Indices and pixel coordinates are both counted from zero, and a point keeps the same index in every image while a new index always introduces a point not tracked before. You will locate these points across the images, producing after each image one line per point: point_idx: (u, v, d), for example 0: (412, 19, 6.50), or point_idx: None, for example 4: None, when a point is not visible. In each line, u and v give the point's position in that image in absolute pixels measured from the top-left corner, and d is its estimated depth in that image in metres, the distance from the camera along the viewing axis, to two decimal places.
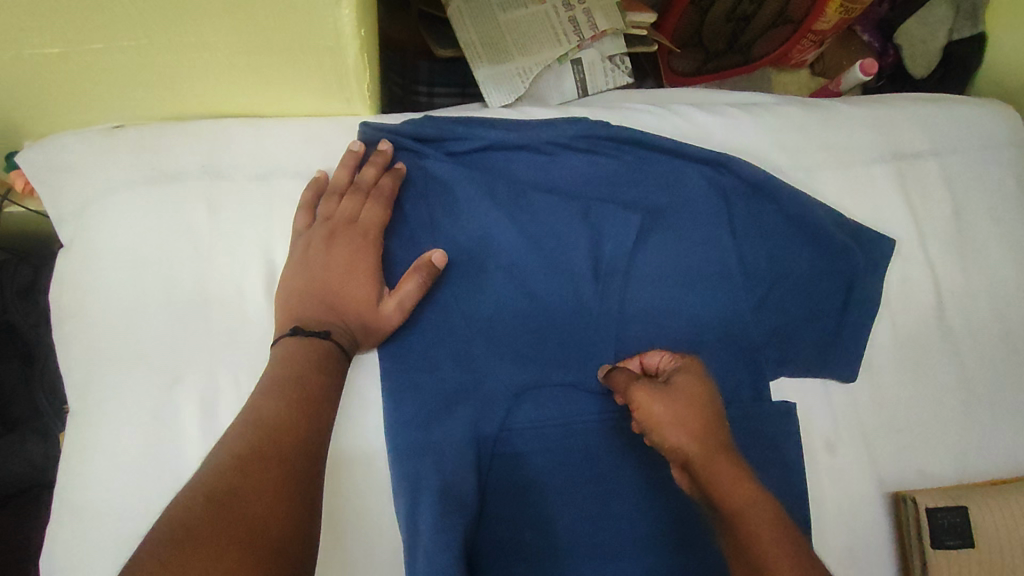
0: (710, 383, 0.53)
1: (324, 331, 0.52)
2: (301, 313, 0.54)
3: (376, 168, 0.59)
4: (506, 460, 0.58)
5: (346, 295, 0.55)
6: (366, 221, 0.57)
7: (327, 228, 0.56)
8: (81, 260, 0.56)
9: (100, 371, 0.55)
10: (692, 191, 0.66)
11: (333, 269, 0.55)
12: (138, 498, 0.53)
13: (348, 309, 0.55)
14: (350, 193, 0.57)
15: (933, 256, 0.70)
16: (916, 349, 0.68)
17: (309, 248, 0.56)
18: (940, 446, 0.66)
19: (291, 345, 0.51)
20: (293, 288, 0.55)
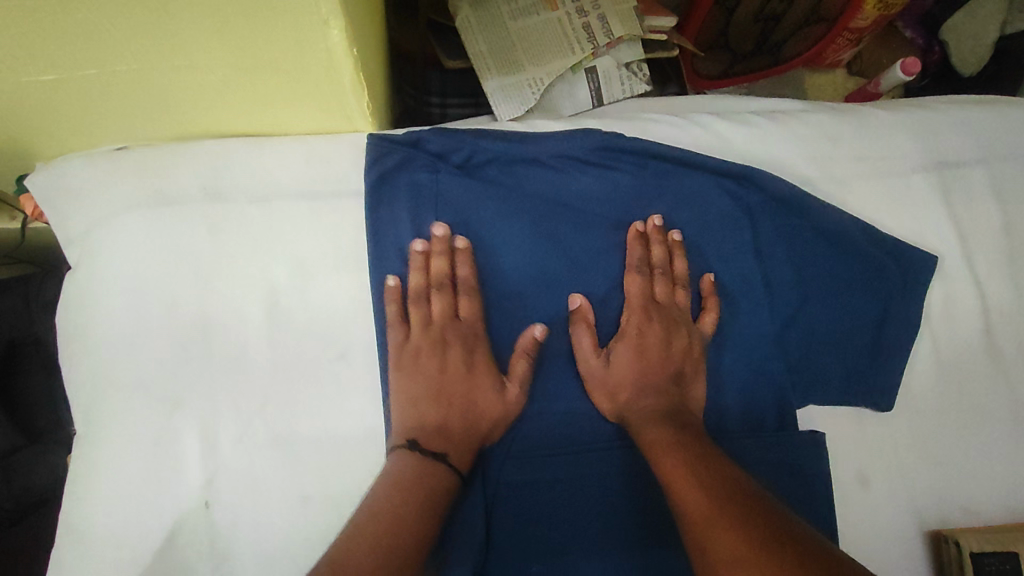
0: (661, 364, 0.58)
1: (442, 453, 0.52)
2: (419, 424, 0.53)
3: (444, 258, 0.57)
4: (512, 499, 0.55)
5: (466, 413, 0.54)
6: (467, 318, 0.57)
7: (430, 338, 0.56)
8: (83, 284, 0.56)
9: (101, 400, 0.54)
10: (712, 208, 0.62)
11: (454, 390, 0.55)
12: (137, 527, 0.52)
13: (476, 412, 0.55)
14: (437, 292, 0.56)
15: (980, 273, 0.65)
16: (959, 374, 0.63)
17: (415, 357, 0.55)
18: (987, 481, 0.61)
19: (416, 464, 0.50)
20: (408, 408, 0.54)
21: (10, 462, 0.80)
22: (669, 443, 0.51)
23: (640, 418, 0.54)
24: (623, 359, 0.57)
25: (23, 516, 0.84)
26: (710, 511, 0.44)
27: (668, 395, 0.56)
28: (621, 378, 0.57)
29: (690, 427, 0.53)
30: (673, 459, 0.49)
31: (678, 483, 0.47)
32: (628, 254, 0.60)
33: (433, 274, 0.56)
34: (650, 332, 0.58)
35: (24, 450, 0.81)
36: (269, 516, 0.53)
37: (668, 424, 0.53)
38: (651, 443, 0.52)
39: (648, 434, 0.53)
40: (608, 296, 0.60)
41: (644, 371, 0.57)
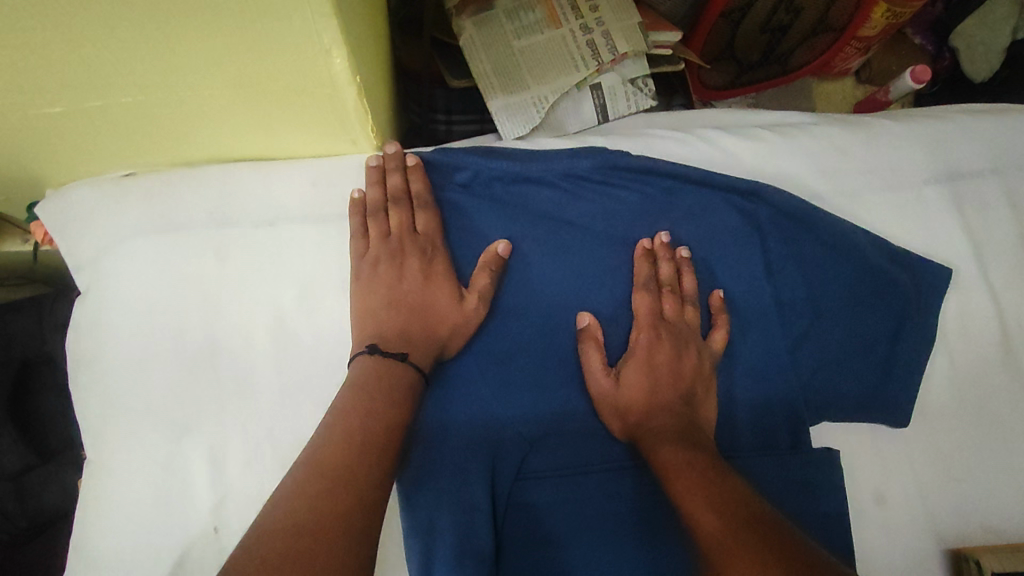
0: (671, 377, 0.57)
1: (403, 353, 0.52)
2: (379, 334, 0.53)
3: (422, 243, 0.57)
4: (523, 523, 0.54)
5: (415, 307, 0.54)
6: (425, 231, 0.57)
7: (389, 248, 0.56)
8: (94, 309, 0.56)
9: (111, 423, 0.54)
10: (720, 225, 0.61)
11: (406, 284, 0.55)
12: (147, 547, 0.52)
13: (432, 316, 0.55)
14: (393, 205, 0.56)
15: (996, 285, 0.63)
16: (977, 388, 0.62)
17: (375, 268, 0.55)
18: (1010, 498, 0.59)
19: (374, 368, 0.50)
20: (369, 308, 0.54)
21: (24, 482, 0.82)
22: (684, 466, 0.49)
23: (652, 437, 0.53)
24: (633, 379, 0.57)
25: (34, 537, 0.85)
26: (727, 537, 0.42)
27: (680, 412, 0.55)
28: (632, 398, 0.56)
29: (705, 448, 0.52)
30: (687, 482, 0.48)
31: (691, 506, 0.46)
32: (635, 272, 0.60)
33: (390, 188, 0.57)
34: (659, 350, 0.57)
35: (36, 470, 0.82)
36: None
37: (681, 444, 0.52)
38: (665, 465, 0.50)
39: (662, 456, 0.51)
40: (616, 314, 0.60)
41: (655, 388, 0.56)
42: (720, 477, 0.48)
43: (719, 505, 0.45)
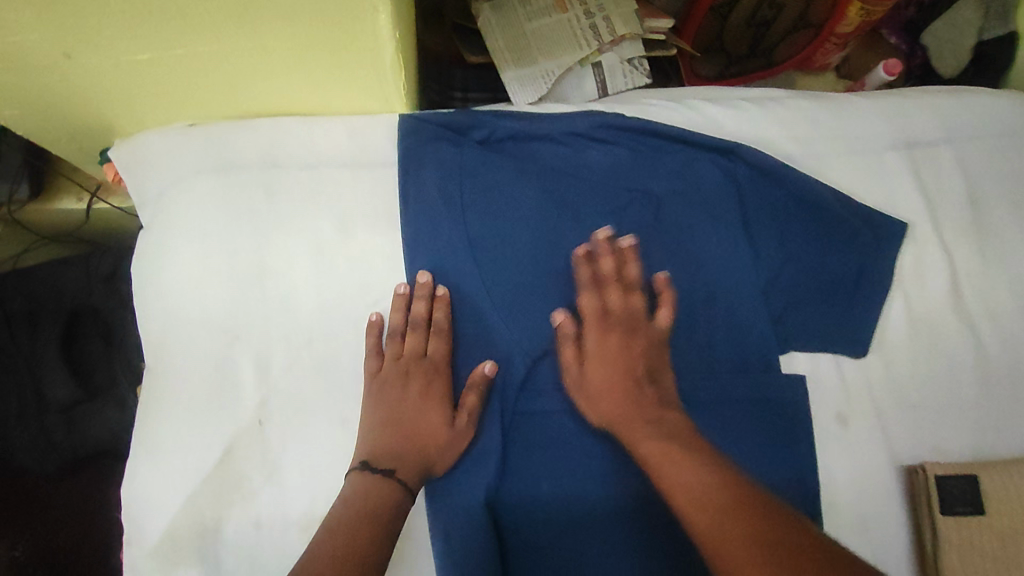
0: (623, 363, 0.60)
1: (392, 471, 0.57)
2: (375, 449, 0.58)
3: (421, 339, 0.62)
4: (527, 425, 0.63)
5: (410, 435, 0.59)
6: (433, 355, 0.62)
7: (400, 367, 0.61)
8: (158, 236, 0.65)
9: (169, 334, 0.63)
10: (704, 179, 0.69)
11: (409, 407, 0.60)
12: (199, 437, 0.60)
13: (422, 438, 0.59)
14: (411, 330, 0.62)
15: (948, 239, 0.72)
16: (930, 328, 0.70)
17: (382, 386, 0.61)
18: (956, 423, 0.68)
19: (361, 483, 0.55)
20: (373, 422, 0.59)
21: (75, 413, 0.92)
22: (664, 444, 0.53)
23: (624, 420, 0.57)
24: (597, 368, 0.61)
25: (87, 464, 0.95)
26: (718, 511, 0.45)
27: (641, 400, 0.58)
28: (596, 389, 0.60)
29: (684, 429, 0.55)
30: (664, 457, 0.52)
31: (675, 481, 0.49)
32: (578, 278, 0.64)
33: (413, 315, 0.62)
34: (609, 340, 0.61)
35: (85, 404, 0.92)
36: (313, 435, 0.61)
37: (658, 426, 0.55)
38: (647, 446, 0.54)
39: (643, 437, 0.55)
40: None
41: (614, 375, 0.60)
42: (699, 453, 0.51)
43: (702, 481, 0.48)
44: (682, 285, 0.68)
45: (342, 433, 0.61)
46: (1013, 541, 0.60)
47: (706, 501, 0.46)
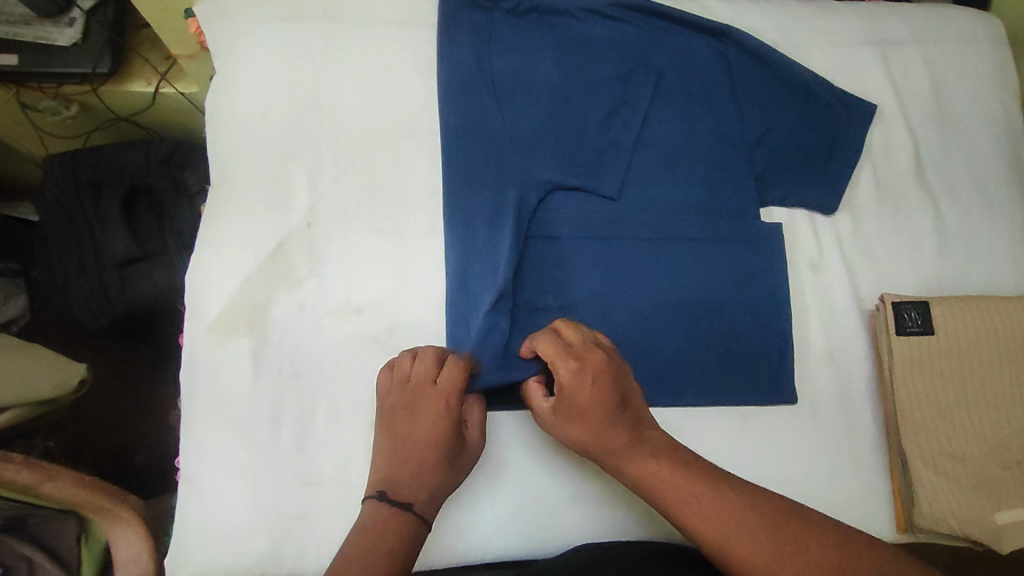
0: (603, 392, 0.60)
1: (409, 502, 0.58)
2: (391, 476, 0.60)
3: (431, 370, 0.63)
4: (539, 244, 0.73)
5: (421, 465, 0.60)
6: (443, 383, 0.62)
7: (410, 394, 0.62)
8: (229, 71, 0.76)
9: (234, 151, 0.73)
10: (697, 55, 0.80)
11: (419, 434, 0.61)
12: (256, 234, 0.70)
13: (429, 460, 0.60)
14: (420, 362, 0.63)
15: (913, 123, 0.82)
16: (894, 195, 0.80)
17: (392, 412, 0.63)
18: (915, 274, 0.77)
19: (380, 510, 0.57)
20: (387, 452, 0.62)
21: (129, 271, 1.01)
22: (685, 493, 0.56)
23: (617, 453, 0.59)
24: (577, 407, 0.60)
25: (136, 321, 1.04)
26: (766, 547, 0.52)
27: (625, 434, 0.59)
28: (563, 423, 0.62)
29: (672, 448, 0.60)
30: (686, 497, 0.56)
31: (716, 531, 0.54)
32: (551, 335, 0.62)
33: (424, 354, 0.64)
34: (581, 387, 0.60)
35: (138, 265, 1.01)
36: (352, 241, 0.71)
37: (657, 457, 0.59)
38: (673, 504, 0.56)
39: (656, 477, 0.58)
40: (615, 110, 0.77)
41: (586, 422, 0.60)
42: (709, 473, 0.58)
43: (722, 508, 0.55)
44: (677, 144, 0.77)
45: (377, 241, 0.72)
46: (952, 358, 0.70)
47: (740, 522, 0.54)
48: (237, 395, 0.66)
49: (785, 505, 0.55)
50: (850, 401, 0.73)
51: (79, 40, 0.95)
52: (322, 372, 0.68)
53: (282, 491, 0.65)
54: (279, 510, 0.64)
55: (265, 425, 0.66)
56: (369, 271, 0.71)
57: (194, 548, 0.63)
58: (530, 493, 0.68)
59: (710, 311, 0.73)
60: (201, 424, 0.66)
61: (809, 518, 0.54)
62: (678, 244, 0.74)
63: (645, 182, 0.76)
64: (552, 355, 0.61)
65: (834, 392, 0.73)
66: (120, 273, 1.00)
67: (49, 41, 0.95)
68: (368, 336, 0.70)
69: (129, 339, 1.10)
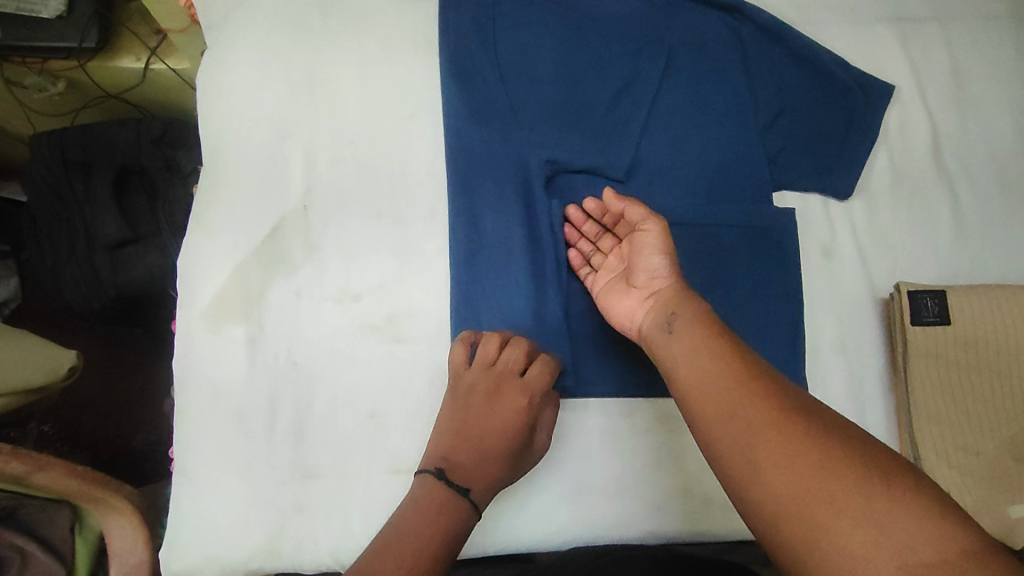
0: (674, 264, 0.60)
1: (465, 488, 0.61)
2: (453, 453, 0.63)
3: (517, 360, 0.65)
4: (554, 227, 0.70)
5: (485, 452, 0.64)
6: (529, 380, 0.65)
7: (493, 380, 0.65)
8: (224, 45, 0.72)
9: (228, 129, 0.70)
10: (710, 33, 0.77)
11: (494, 422, 0.65)
12: (251, 217, 0.68)
13: (494, 449, 0.64)
14: (510, 346, 0.65)
15: (930, 103, 0.80)
16: (910, 180, 0.77)
17: (471, 392, 0.65)
18: (930, 261, 0.75)
19: (435, 490, 0.60)
20: (450, 432, 0.64)
21: (120, 255, 0.98)
22: (722, 391, 0.49)
23: (665, 324, 0.56)
24: (648, 282, 0.61)
25: (128, 305, 1.01)
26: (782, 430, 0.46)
27: (687, 307, 0.56)
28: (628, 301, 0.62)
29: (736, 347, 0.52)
30: (702, 365, 0.52)
31: (720, 404, 0.49)
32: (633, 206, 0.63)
33: (517, 341, 0.66)
34: (654, 258, 0.60)
35: (130, 247, 0.98)
36: (350, 224, 0.69)
37: (704, 339, 0.53)
38: (701, 394, 0.50)
39: (696, 363, 0.52)
40: (625, 89, 0.74)
41: (648, 301, 0.60)
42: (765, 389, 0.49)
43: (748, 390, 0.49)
44: (689, 125, 0.74)
45: (377, 225, 0.69)
46: (968, 347, 0.68)
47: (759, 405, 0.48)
48: (233, 383, 0.64)
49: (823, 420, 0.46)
50: (862, 392, 0.71)
51: (64, 13, 0.91)
52: (320, 360, 0.66)
53: (279, 483, 0.63)
54: (276, 502, 0.63)
55: (261, 417, 0.64)
56: (367, 255, 0.68)
57: (191, 540, 0.62)
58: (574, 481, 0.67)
59: (721, 297, 0.71)
60: (196, 412, 0.64)
61: (843, 440, 0.45)
62: (690, 228, 0.72)
63: (655, 164, 0.73)
64: (638, 218, 0.62)
65: (846, 383, 0.71)
66: (111, 257, 0.97)
67: (32, 12, 0.91)
68: (366, 323, 0.67)
69: (122, 323, 1.08)
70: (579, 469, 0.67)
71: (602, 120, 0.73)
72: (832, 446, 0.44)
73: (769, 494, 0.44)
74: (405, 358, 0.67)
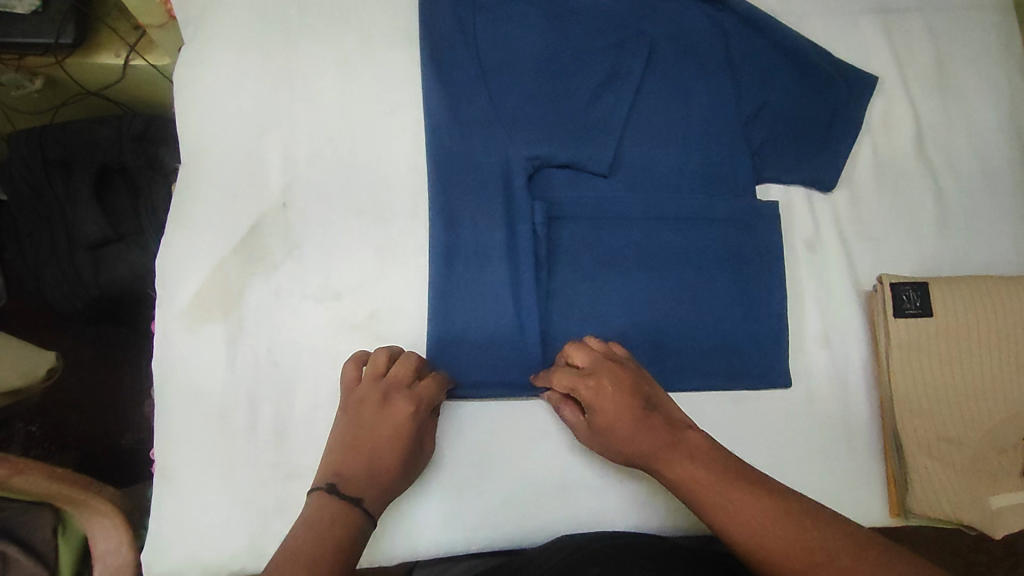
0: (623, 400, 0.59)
1: (357, 497, 0.56)
2: (343, 469, 0.58)
3: (406, 371, 0.62)
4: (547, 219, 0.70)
5: (376, 464, 0.58)
6: (418, 390, 0.62)
7: (381, 390, 0.61)
8: (197, 40, 0.71)
9: (205, 126, 0.69)
10: (693, 24, 0.76)
11: (382, 431, 0.60)
12: (228, 216, 0.67)
13: (384, 462, 0.59)
14: (399, 362, 0.63)
15: (914, 94, 0.79)
16: (893, 172, 0.77)
17: (359, 407, 0.61)
18: (913, 253, 0.75)
19: (328, 504, 0.54)
20: (340, 449, 0.59)
21: (102, 254, 0.97)
22: (748, 515, 0.51)
23: (658, 452, 0.57)
24: (610, 435, 0.59)
25: (112, 305, 1.01)
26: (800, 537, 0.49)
27: (661, 437, 0.57)
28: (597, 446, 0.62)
29: (720, 456, 0.56)
30: (715, 496, 0.53)
31: (747, 530, 0.50)
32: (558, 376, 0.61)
33: (407, 359, 0.63)
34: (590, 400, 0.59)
35: (112, 246, 0.97)
36: (330, 222, 0.68)
37: (698, 461, 0.55)
38: (723, 521, 0.52)
39: (705, 493, 0.53)
40: (606, 83, 0.73)
41: (614, 441, 0.59)
42: (769, 493, 0.52)
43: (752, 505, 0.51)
44: (671, 119, 0.74)
45: (358, 223, 0.68)
46: (950, 339, 0.68)
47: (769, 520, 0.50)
48: (213, 385, 0.64)
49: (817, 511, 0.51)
50: (845, 385, 0.71)
51: (40, 9, 0.90)
52: (301, 360, 0.65)
53: (261, 485, 0.63)
54: (257, 502, 0.62)
55: (242, 417, 0.63)
56: (347, 255, 0.68)
57: (171, 541, 0.61)
58: (559, 474, 0.67)
59: (704, 292, 0.71)
60: (176, 414, 0.63)
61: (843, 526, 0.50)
62: (672, 223, 0.72)
63: (638, 158, 0.73)
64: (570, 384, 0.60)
65: (829, 374, 0.71)
66: (92, 256, 0.96)
67: (6, 8, 0.89)
68: (348, 322, 0.67)
69: (107, 322, 1.07)
70: (565, 464, 0.67)
71: (583, 115, 0.72)
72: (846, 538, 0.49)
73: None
74: None
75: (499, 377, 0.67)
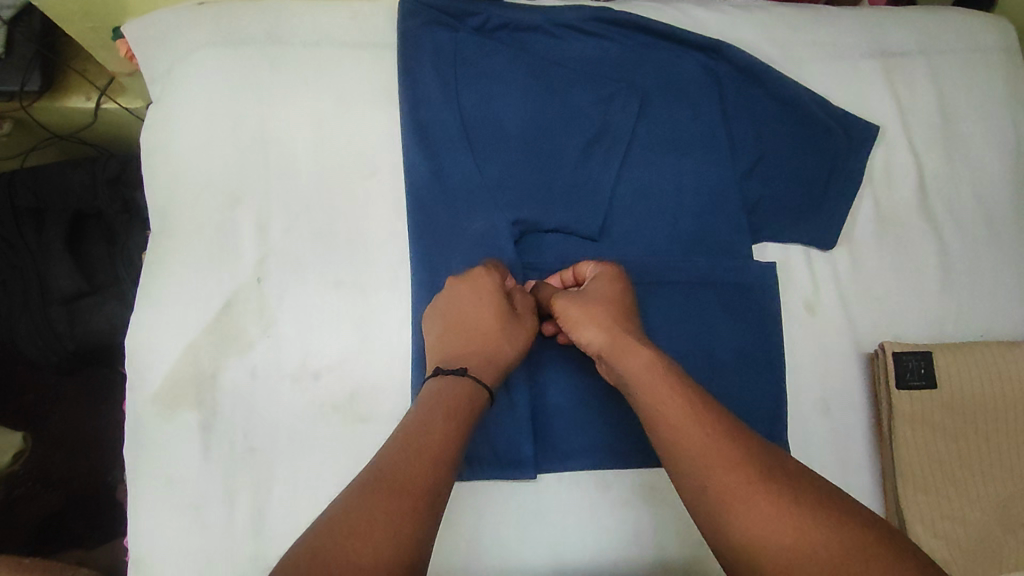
0: (622, 294, 0.60)
1: (463, 368, 0.56)
2: (445, 357, 0.58)
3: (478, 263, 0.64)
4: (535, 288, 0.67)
5: (476, 335, 0.59)
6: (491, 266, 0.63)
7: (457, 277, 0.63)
8: (166, 105, 0.68)
9: (176, 195, 0.66)
10: (686, 74, 0.73)
11: (468, 308, 0.60)
12: (200, 291, 0.64)
13: (480, 334, 0.59)
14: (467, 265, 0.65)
15: (916, 144, 0.76)
16: (896, 226, 0.74)
17: (442, 300, 0.62)
18: (917, 313, 0.72)
19: (439, 384, 0.55)
20: (439, 345, 0.60)
21: (76, 306, 0.93)
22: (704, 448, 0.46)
23: (620, 344, 0.55)
24: (600, 289, 0.60)
25: (88, 359, 0.97)
26: (748, 484, 0.44)
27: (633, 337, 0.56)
28: (578, 313, 0.58)
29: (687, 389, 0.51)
30: (671, 410, 0.49)
31: (690, 456, 0.46)
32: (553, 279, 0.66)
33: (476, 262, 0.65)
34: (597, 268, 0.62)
35: (87, 299, 0.94)
36: (307, 295, 0.65)
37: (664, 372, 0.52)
38: (666, 419, 0.49)
39: (659, 398, 0.50)
40: (596, 139, 0.70)
41: (596, 314, 0.57)
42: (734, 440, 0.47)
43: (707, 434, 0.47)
44: (664, 177, 0.71)
45: (337, 295, 0.65)
46: (952, 410, 0.67)
47: (720, 451, 0.46)
48: (187, 473, 0.61)
49: (790, 469, 0.46)
50: (847, 455, 0.69)
51: (3, 54, 0.86)
52: (280, 443, 0.63)
53: None
54: None
55: (218, 506, 0.61)
56: (326, 328, 0.65)
57: None
58: (552, 558, 0.65)
59: (702, 361, 0.68)
60: (150, 505, 0.60)
61: (815, 487, 0.44)
62: (668, 288, 0.68)
63: (630, 218, 0.70)
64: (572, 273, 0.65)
65: (830, 445, 0.69)
66: (66, 309, 0.92)
67: None
68: (328, 401, 0.64)
69: (86, 369, 1.02)
70: (558, 546, 0.65)
71: (573, 173, 0.69)
72: (809, 505, 0.43)
73: (726, 521, 0.43)
74: (368, 439, 0.64)
75: (487, 456, 0.64)
